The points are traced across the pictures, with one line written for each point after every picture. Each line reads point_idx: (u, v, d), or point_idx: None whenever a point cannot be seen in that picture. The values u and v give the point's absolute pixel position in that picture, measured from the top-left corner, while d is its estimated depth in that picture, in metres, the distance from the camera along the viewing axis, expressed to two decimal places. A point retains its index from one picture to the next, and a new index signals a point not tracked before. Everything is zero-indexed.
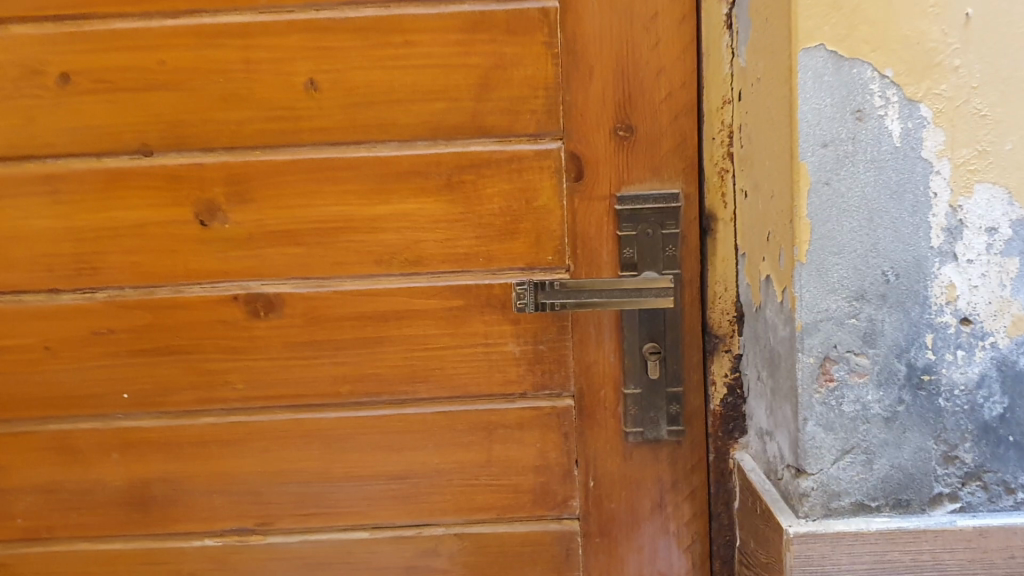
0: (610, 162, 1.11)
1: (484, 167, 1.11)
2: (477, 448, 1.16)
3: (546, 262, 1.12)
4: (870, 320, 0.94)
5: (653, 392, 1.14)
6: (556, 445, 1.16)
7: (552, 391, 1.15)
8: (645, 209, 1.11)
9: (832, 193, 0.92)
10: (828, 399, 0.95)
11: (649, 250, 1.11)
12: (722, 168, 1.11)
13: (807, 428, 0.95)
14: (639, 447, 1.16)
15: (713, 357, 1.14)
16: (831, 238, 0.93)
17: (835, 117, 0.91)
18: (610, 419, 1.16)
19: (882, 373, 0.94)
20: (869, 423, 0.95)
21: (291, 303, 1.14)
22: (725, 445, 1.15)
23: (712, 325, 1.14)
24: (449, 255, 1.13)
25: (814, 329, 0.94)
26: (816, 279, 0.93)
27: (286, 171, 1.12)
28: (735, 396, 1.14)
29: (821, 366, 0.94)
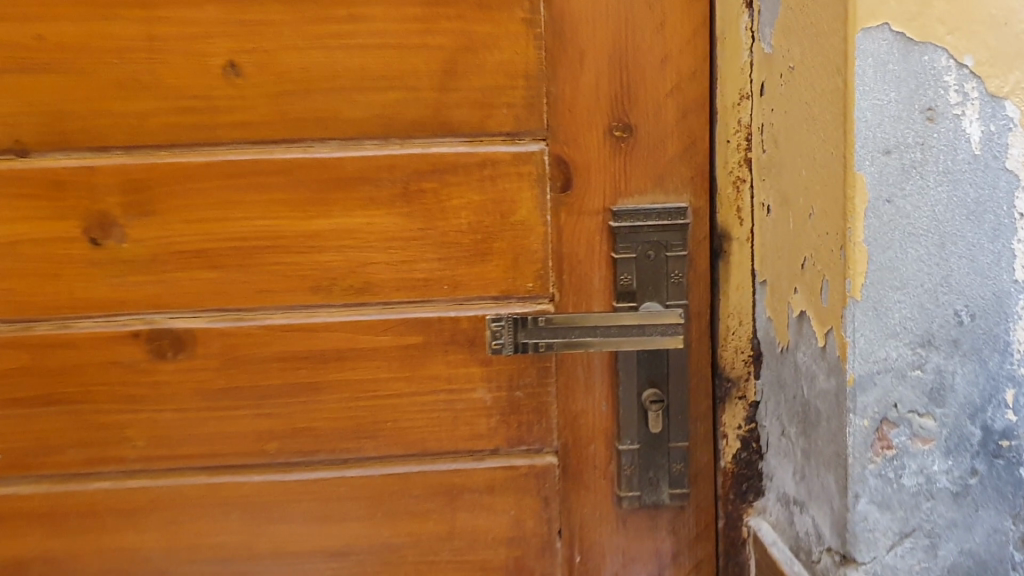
0: (604, 170, 0.91)
1: (448, 174, 0.89)
2: (437, 518, 0.95)
3: (524, 290, 0.91)
4: (938, 372, 0.75)
5: (653, 447, 0.95)
6: (532, 513, 0.95)
7: (529, 447, 0.94)
8: (646, 226, 0.91)
9: (895, 213, 0.73)
10: (885, 472, 0.76)
11: (651, 278, 0.91)
12: (738, 177, 0.91)
13: (857, 506, 0.76)
14: (633, 513, 0.97)
15: (724, 405, 0.95)
16: (893, 270, 0.73)
17: (901, 117, 0.72)
18: (599, 480, 0.96)
19: (951, 438, 0.75)
20: (934, 501, 0.76)
21: (206, 341, 0.92)
22: (737, 509, 0.97)
23: (723, 366, 0.94)
24: (405, 282, 0.91)
25: (870, 384, 0.74)
26: (873, 321, 0.74)
27: (200, 176, 0.89)
28: (750, 453, 0.95)
29: (877, 430, 0.75)
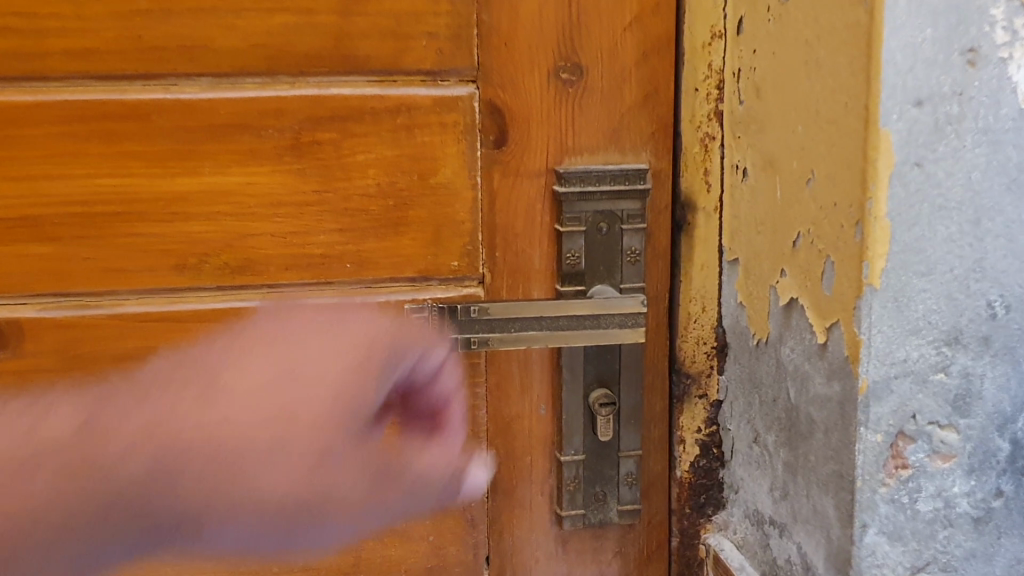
0: (546, 122, 0.74)
1: (354, 122, 0.71)
2: (339, 549, 0.78)
3: (449, 270, 0.74)
4: (964, 376, 0.61)
5: (600, 457, 0.79)
6: (455, 539, 0.79)
7: (452, 460, 0.78)
8: (598, 193, 0.74)
9: (924, 180, 0.58)
10: (897, 497, 0.62)
11: (603, 257, 0.75)
12: (706, 134, 0.76)
13: (864, 539, 0.62)
14: (575, 533, 0.81)
15: (682, 406, 0.80)
16: (919, 252, 0.59)
17: (937, 61, 0.57)
18: (537, 496, 0.80)
19: (976, 455, 0.62)
20: (952, 529, 0.63)
21: (37, 336, 0.71)
22: (693, 525, 0.83)
23: (682, 361, 0.79)
24: (299, 260, 0.72)
25: (885, 393, 0.60)
26: (893, 315, 0.59)
27: (25, 120, 0.68)
28: (710, 459, 0.81)
29: (890, 446, 0.61)
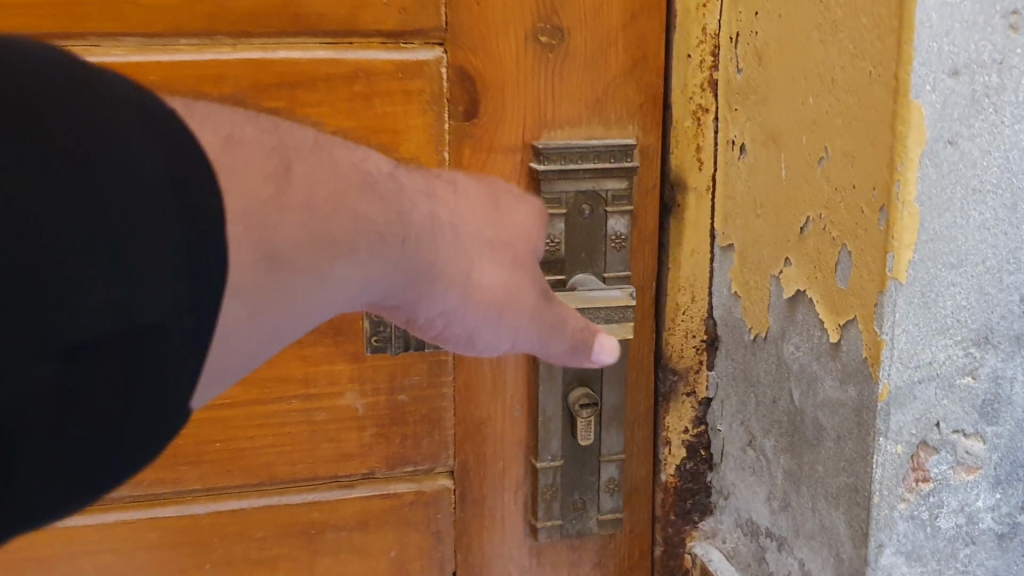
0: (522, 90, 0.66)
1: (305, 90, 0.63)
2: (290, 566, 0.71)
3: None
4: (993, 379, 0.55)
5: (580, 462, 0.72)
6: (418, 554, 0.72)
7: (415, 467, 0.70)
8: (580, 171, 0.67)
9: (958, 159, 0.51)
10: (917, 513, 0.56)
11: (584, 242, 0.68)
12: (699, 105, 0.69)
13: (880, 560, 0.56)
14: (551, 544, 0.74)
15: (667, 404, 0.74)
16: (949, 241, 0.52)
17: (977, 23, 0.50)
18: (510, 506, 0.73)
19: (1002, 466, 0.56)
20: (974, 547, 0.57)
21: None
22: (678, 533, 0.76)
23: (668, 356, 0.73)
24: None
25: (908, 399, 0.54)
26: (919, 313, 0.53)
27: None
28: (698, 462, 0.75)
29: (911, 457, 0.55)
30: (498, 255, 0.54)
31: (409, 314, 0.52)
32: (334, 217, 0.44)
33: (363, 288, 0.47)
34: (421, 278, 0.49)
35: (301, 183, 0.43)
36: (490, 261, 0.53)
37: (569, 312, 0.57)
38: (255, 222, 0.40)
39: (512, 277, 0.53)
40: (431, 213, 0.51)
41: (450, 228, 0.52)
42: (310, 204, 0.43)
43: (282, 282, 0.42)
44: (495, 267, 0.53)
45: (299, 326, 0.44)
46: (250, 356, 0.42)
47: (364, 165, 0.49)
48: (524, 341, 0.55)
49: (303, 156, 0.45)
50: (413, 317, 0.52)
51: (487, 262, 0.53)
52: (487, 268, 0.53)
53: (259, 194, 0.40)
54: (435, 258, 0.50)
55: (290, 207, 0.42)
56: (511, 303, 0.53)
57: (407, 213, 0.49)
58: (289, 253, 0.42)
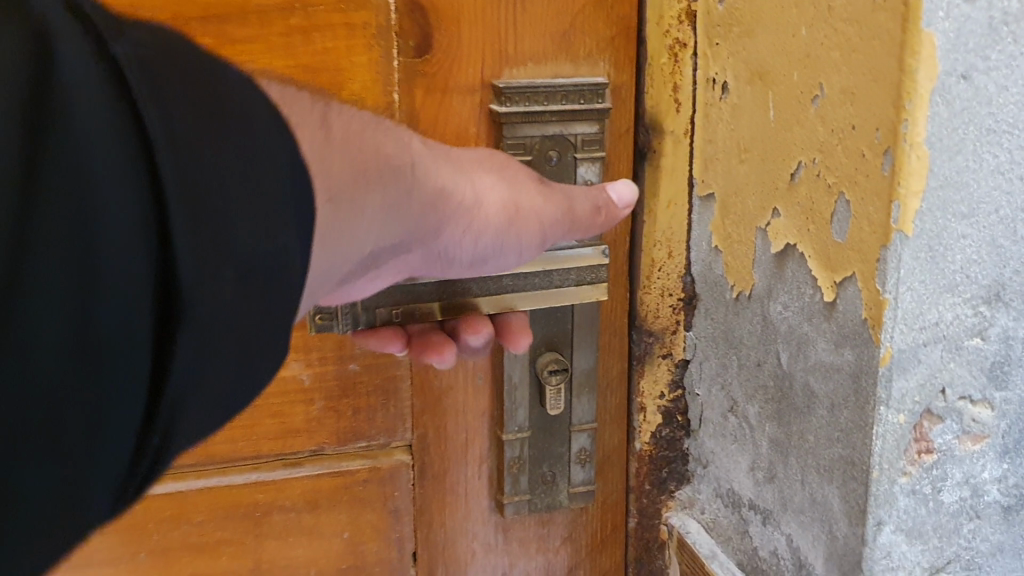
0: (480, 24, 0.60)
1: (233, 25, 0.57)
2: (233, 554, 0.65)
3: None
4: (1004, 341, 0.49)
5: (549, 432, 0.67)
6: (374, 534, 0.67)
7: (369, 442, 0.65)
8: (546, 115, 0.61)
9: (972, 95, 0.45)
10: (920, 487, 0.50)
11: None
12: (677, 40, 0.62)
13: (879, 538, 0.50)
14: (518, 520, 0.69)
15: (641, 368, 0.68)
16: (960, 187, 0.46)
17: None
18: (474, 481, 0.67)
19: (1010, 434, 0.51)
20: (979, 521, 0.52)
21: None
22: (654, 503, 0.71)
23: (643, 317, 0.68)
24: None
25: (912, 363, 0.48)
26: (926, 268, 0.47)
27: None
28: (674, 428, 0.70)
29: (914, 427, 0.49)
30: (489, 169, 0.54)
31: (430, 250, 0.51)
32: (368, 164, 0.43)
33: (396, 214, 0.45)
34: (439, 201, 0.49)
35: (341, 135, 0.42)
36: (482, 175, 0.53)
37: (575, 194, 0.56)
38: (313, 163, 0.39)
39: (508, 185, 0.53)
40: (422, 143, 0.50)
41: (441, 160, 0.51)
42: (349, 143, 0.42)
43: (342, 214, 0.41)
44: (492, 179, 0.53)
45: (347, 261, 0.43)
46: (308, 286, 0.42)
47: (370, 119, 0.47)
48: (548, 236, 0.55)
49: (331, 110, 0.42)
50: (432, 250, 0.51)
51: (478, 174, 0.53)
52: (486, 182, 0.52)
53: (312, 141, 0.39)
54: (440, 182, 0.49)
55: (336, 148, 0.41)
56: (518, 207, 0.53)
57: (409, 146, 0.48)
58: (342, 184, 0.41)
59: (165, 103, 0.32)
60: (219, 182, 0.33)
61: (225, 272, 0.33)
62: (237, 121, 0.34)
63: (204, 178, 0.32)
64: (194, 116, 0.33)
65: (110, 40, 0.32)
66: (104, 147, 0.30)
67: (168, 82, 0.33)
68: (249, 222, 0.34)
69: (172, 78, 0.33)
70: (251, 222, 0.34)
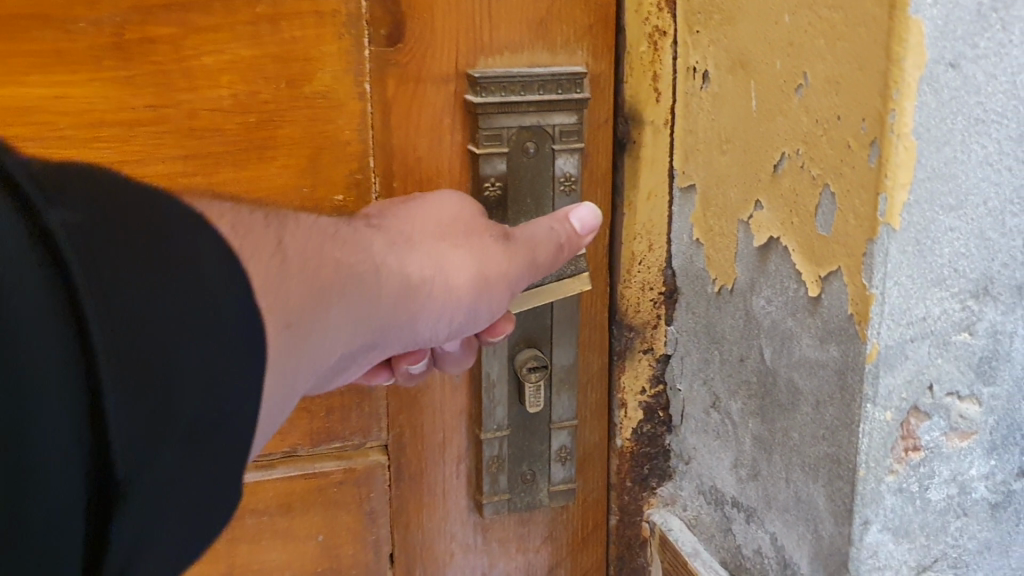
0: (453, 11, 0.58)
1: (198, 14, 0.55)
2: (204, 558, 0.63)
3: (333, 204, 0.60)
4: (992, 335, 0.48)
5: (528, 430, 0.65)
6: (350, 537, 0.65)
7: (344, 442, 0.63)
8: (523, 105, 0.59)
9: (960, 85, 0.44)
10: (906, 486, 0.49)
11: (529, 185, 0.61)
12: (656, 28, 0.61)
13: (865, 538, 0.49)
14: (497, 520, 0.68)
15: (622, 363, 0.67)
16: (948, 178, 0.45)
17: None
18: (452, 481, 0.66)
19: (998, 430, 0.50)
20: (966, 519, 0.51)
21: None
22: (635, 501, 0.70)
23: (624, 312, 0.66)
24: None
25: (899, 360, 0.47)
26: (913, 262, 0.46)
27: None
28: (656, 424, 0.69)
29: (901, 424, 0.48)
30: (457, 242, 0.53)
31: (398, 340, 0.51)
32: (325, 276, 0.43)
33: (356, 322, 0.46)
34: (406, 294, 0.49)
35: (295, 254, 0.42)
36: (449, 249, 0.52)
37: (540, 236, 0.55)
38: (264, 292, 0.38)
39: (476, 255, 0.53)
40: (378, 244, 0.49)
41: (406, 244, 0.51)
42: (304, 267, 0.42)
43: (298, 341, 0.40)
44: (459, 252, 0.52)
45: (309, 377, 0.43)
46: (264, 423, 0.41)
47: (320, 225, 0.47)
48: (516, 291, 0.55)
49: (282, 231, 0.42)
50: (410, 340, 0.52)
51: (447, 248, 0.52)
52: (452, 258, 0.52)
53: (262, 271, 0.39)
54: (400, 276, 0.50)
55: (290, 276, 0.40)
56: (484, 277, 0.53)
57: (369, 251, 0.48)
58: (298, 310, 0.40)
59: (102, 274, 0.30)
60: (172, 334, 0.32)
61: (180, 426, 0.32)
62: (182, 275, 0.33)
63: (151, 350, 0.31)
64: (139, 283, 0.31)
65: (39, 205, 0.30)
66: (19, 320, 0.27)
67: (107, 247, 0.31)
68: (198, 390, 0.33)
69: (112, 241, 0.31)
70: (196, 388, 0.33)
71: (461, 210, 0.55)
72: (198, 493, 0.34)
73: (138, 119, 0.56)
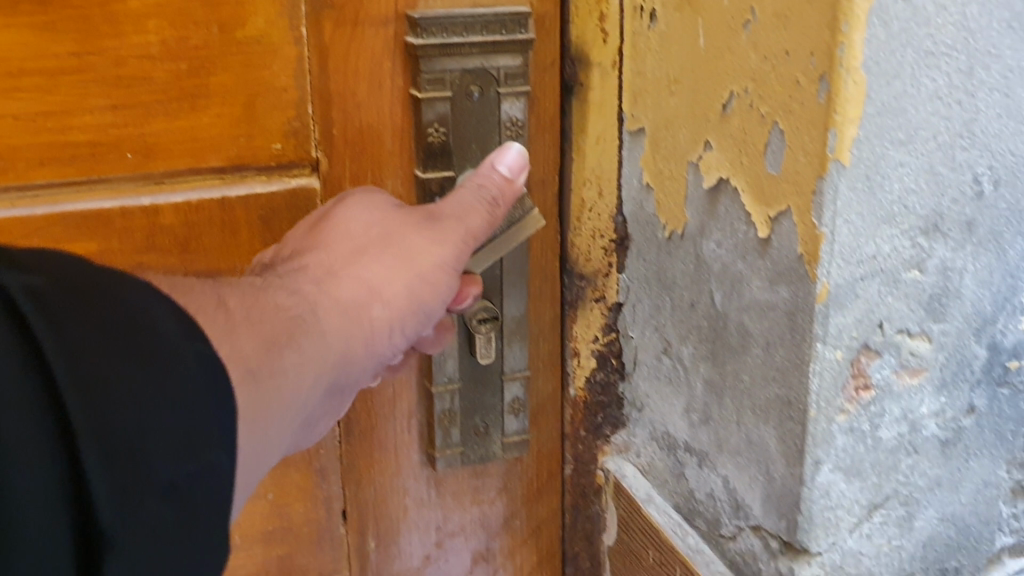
0: None
1: None
2: None
3: (272, 153, 0.58)
4: (942, 272, 0.48)
5: (480, 382, 0.64)
6: (300, 495, 0.64)
7: None
8: (466, 47, 0.57)
9: (910, 16, 0.43)
10: (857, 425, 0.49)
11: (475, 131, 0.59)
12: None
13: (817, 478, 0.49)
14: (451, 473, 0.67)
15: (574, 312, 0.66)
16: (898, 113, 0.44)
17: None
18: (403, 436, 0.65)
19: (948, 367, 0.50)
20: (917, 457, 0.51)
21: None
22: (589, 449, 0.70)
23: (575, 260, 0.65)
24: (83, 147, 0.55)
25: (849, 299, 0.46)
26: (863, 200, 0.45)
27: None
28: (608, 372, 0.68)
29: (851, 363, 0.48)
30: (380, 252, 0.51)
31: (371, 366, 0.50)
32: (273, 317, 0.44)
33: (324, 360, 0.46)
34: (358, 318, 0.48)
35: (238, 309, 0.42)
36: (375, 262, 0.51)
37: (470, 203, 0.53)
38: (220, 345, 0.40)
39: (405, 257, 0.51)
40: (318, 277, 0.49)
41: (331, 274, 0.50)
42: (253, 318, 0.42)
43: (266, 392, 0.41)
44: (385, 262, 0.51)
45: (288, 421, 0.43)
46: (242, 488, 0.42)
47: (251, 282, 0.46)
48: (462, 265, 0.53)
49: (225, 291, 0.44)
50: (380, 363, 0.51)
51: (369, 262, 0.51)
52: (385, 269, 0.51)
53: (212, 325, 0.40)
54: (348, 301, 0.49)
55: (240, 327, 0.41)
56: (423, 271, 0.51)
57: (306, 291, 0.48)
58: (257, 361, 0.41)
59: (76, 352, 0.32)
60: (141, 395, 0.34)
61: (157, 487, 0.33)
62: (148, 340, 0.35)
63: (118, 419, 0.33)
64: (109, 361, 0.33)
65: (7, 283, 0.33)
66: (12, 400, 0.30)
67: (75, 325, 0.33)
68: (169, 452, 0.34)
69: (78, 317, 0.33)
70: (170, 449, 0.34)
71: (370, 218, 0.52)
72: (187, 547, 0.35)
73: (61, 66, 0.53)
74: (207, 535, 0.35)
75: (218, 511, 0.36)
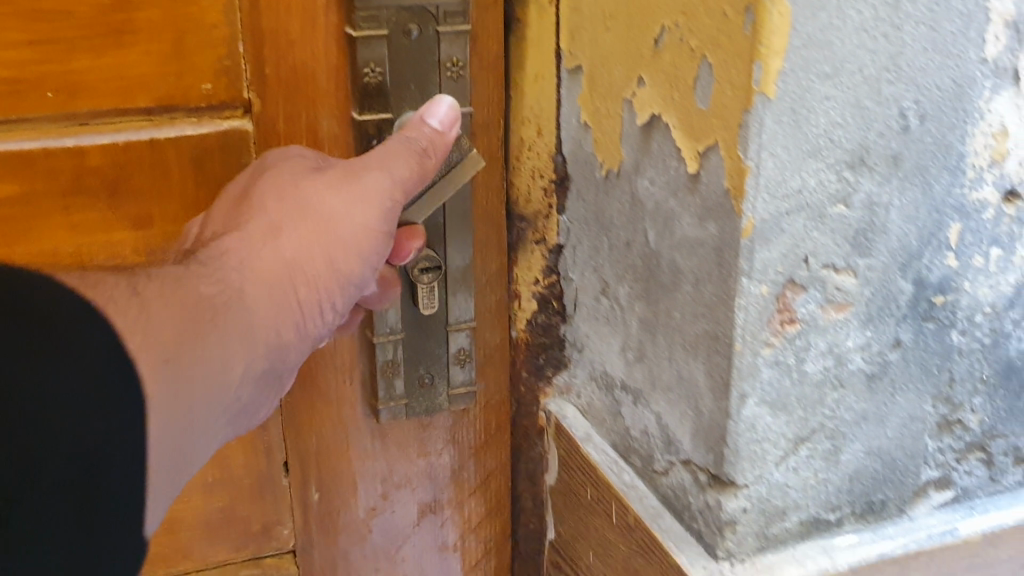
0: None
1: None
2: None
3: (202, 92, 0.57)
4: (868, 207, 0.48)
5: (423, 333, 0.64)
6: (239, 440, 0.64)
7: None
8: None
9: None
10: (783, 358, 0.49)
11: (412, 70, 0.58)
12: None
13: (743, 412, 0.50)
14: (396, 423, 0.67)
15: (515, 255, 0.67)
16: (824, 45, 0.44)
17: None
18: (346, 388, 0.65)
19: (874, 302, 0.50)
20: (843, 391, 0.51)
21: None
22: (532, 391, 0.71)
23: (515, 201, 0.66)
24: (4, 85, 0.54)
25: (774, 234, 0.47)
26: (789, 133, 0.45)
27: None
28: (550, 314, 0.69)
29: (777, 298, 0.48)
30: (300, 225, 0.52)
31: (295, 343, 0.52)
32: (188, 300, 0.46)
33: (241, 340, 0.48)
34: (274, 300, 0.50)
35: (151, 294, 0.44)
36: (294, 236, 0.52)
37: (396, 150, 0.53)
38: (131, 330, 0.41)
39: (328, 224, 0.52)
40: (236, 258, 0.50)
41: (250, 252, 0.51)
42: (166, 301, 0.44)
43: (184, 379, 0.43)
44: (303, 235, 0.52)
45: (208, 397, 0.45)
46: (175, 464, 0.43)
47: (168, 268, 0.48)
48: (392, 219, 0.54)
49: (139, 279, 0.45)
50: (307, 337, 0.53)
51: (287, 237, 0.52)
52: (307, 242, 0.52)
53: (123, 309, 0.42)
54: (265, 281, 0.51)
55: (154, 309, 0.43)
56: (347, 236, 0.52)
57: (225, 272, 0.49)
58: (173, 346, 0.43)
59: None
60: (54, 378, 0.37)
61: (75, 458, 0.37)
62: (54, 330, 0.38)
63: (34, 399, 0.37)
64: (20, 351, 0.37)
65: None
66: None
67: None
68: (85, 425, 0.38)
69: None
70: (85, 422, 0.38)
71: (289, 178, 0.53)
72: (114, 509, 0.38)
73: None
74: (127, 504, 0.39)
75: (137, 483, 0.39)
